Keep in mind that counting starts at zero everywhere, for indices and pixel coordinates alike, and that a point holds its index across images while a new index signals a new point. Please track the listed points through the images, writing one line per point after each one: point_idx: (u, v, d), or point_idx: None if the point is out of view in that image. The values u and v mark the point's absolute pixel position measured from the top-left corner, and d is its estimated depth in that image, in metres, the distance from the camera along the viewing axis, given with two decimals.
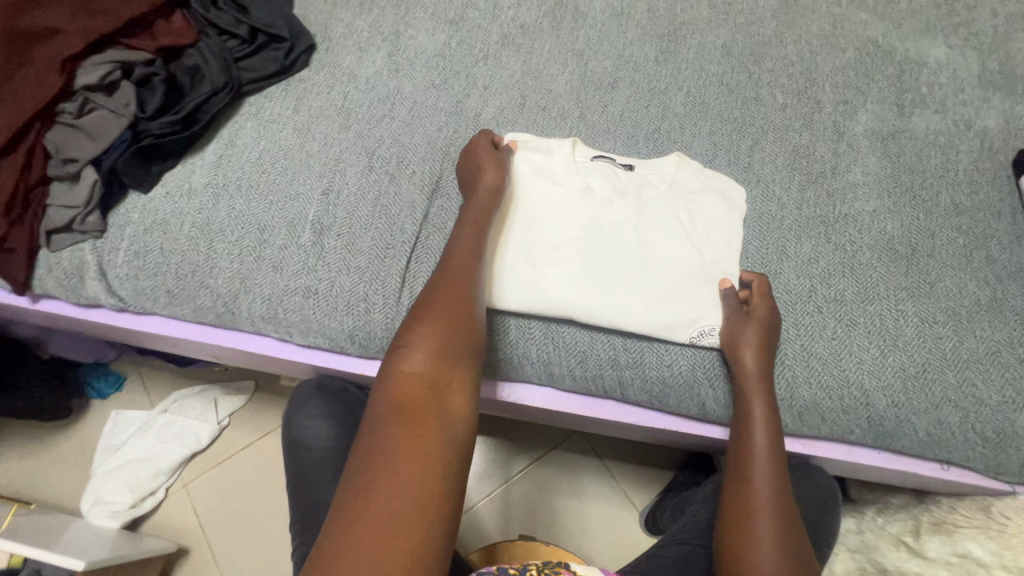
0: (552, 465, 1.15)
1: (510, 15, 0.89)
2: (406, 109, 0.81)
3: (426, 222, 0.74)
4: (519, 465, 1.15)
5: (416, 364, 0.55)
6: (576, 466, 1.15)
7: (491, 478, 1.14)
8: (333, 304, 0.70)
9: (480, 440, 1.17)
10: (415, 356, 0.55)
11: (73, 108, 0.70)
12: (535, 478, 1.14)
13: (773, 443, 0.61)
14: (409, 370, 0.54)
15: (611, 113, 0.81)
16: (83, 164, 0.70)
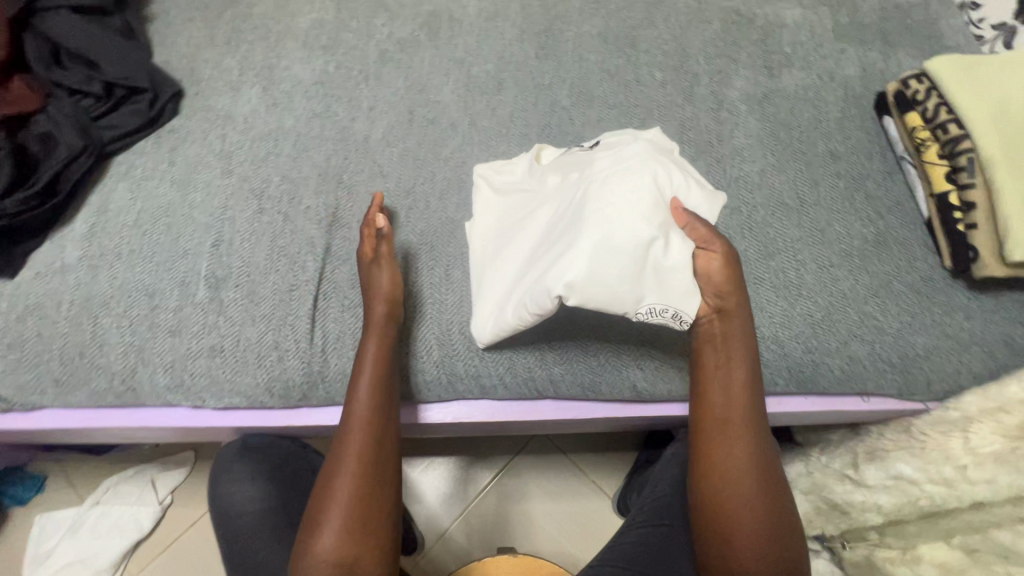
0: (513, 472, 1.14)
1: (385, 32, 0.87)
2: (291, 143, 0.78)
3: (328, 255, 0.71)
4: (483, 479, 1.13)
5: (331, 543, 0.54)
6: (537, 468, 1.15)
7: (460, 497, 1.12)
8: (243, 360, 0.66)
9: (443, 461, 1.14)
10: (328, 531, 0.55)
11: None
12: (504, 486, 1.13)
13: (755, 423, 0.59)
14: (322, 549, 0.54)
15: (500, 115, 0.80)
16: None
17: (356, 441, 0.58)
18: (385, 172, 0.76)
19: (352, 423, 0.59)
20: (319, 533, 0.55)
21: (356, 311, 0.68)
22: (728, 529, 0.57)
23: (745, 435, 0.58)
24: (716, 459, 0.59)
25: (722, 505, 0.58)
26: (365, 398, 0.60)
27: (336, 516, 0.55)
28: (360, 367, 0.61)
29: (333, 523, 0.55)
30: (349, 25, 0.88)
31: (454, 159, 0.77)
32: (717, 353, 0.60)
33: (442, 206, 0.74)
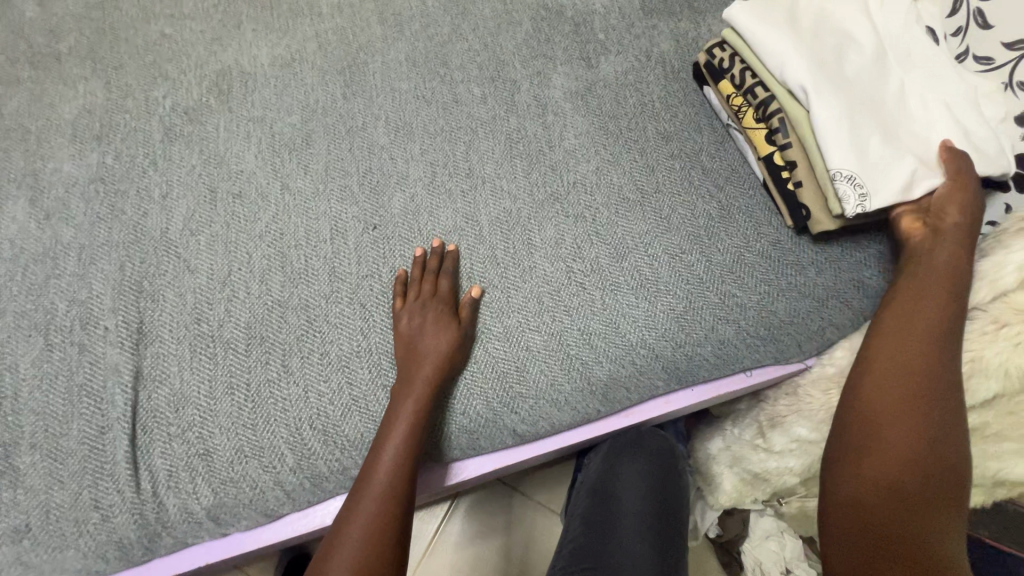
0: (454, 528, 1.08)
1: (168, 104, 0.77)
2: (74, 258, 0.67)
3: (137, 380, 0.61)
4: (426, 534, 1.07)
5: None
6: (477, 513, 1.09)
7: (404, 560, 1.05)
8: (58, 532, 0.56)
9: None
10: None
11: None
12: (449, 535, 1.07)
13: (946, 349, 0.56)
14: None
15: (314, 171, 0.73)
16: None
17: (363, 516, 0.55)
18: (192, 265, 0.67)
19: (365, 493, 0.56)
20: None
21: (185, 437, 0.59)
22: (885, 430, 0.56)
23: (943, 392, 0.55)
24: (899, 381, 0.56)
25: (891, 414, 0.56)
26: (382, 464, 0.57)
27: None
28: (392, 426, 0.58)
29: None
30: (124, 104, 0.77)
31: (270, 232, 0.69)
32: (923, 267, 0.60)
33: (265, 289, 0.66)
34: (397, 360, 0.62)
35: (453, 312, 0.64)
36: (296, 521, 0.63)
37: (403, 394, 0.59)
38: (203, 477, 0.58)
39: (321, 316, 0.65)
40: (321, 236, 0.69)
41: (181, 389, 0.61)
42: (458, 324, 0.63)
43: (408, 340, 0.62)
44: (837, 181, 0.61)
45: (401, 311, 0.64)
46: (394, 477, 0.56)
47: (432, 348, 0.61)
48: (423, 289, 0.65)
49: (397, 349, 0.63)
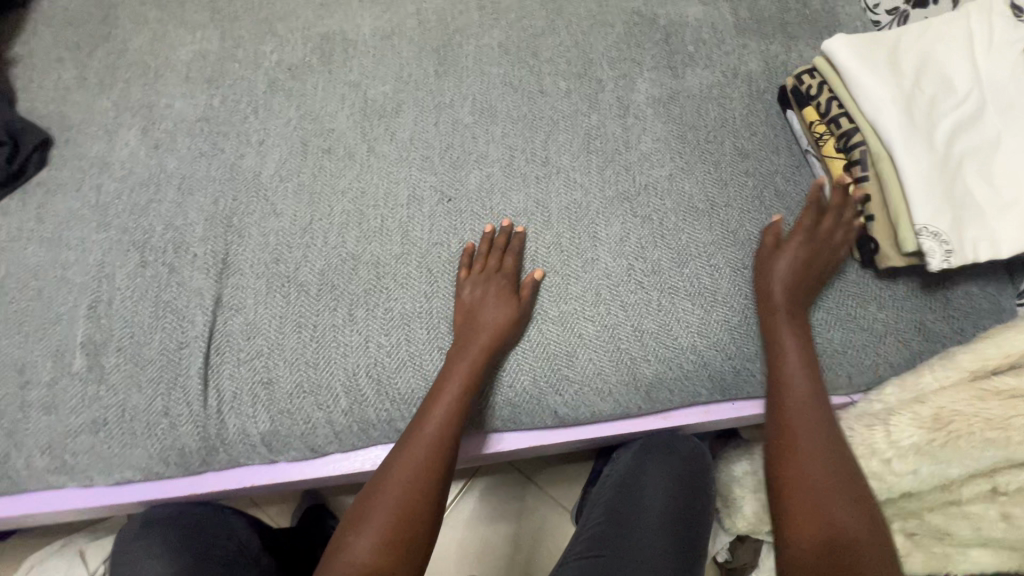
0: (468, 510, 1.10)
1: (274, 59, 0.83)
2: (174, 187, 0.72)
3: (217, 306, 0.66)
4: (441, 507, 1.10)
5: (370, 549, 0.53)
6: (491, 501, 1.11)
7: None
8: (130, 431, 0.61)
9: None
10: (369, 535, 0.54)
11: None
12: (462, 513, 1.10)
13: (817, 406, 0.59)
14: (356, 558, 0.53)
15: (400, 139, 0.77)
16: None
17: (410, 463, 0.58)
18: (279, 210, 0.71)
19: (415, 441, 0.59)
20: (356, 537, 0.54)
21: (252, 365, 0.64)
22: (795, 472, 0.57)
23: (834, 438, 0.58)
24: (784, 458, 0.58)
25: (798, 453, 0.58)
26: (433, 418, 0.60)
27: (371, 526, 0.54)
28: (444, 385, 0.61)
29: (374, 531, 0.54)
30: (235, 54, 0.83)
31: (351, 190, 0.73)
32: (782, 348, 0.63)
33: (342, 240, 0.70)
34: (455, 326, 0.65)
35: (513, 289, 0.67)
36: (337, 462, 0.67)
37: (461, 359, 0.62)
38: (263, 404, 0.63)
39: (390, 274, 0.68)
40: (398, 200, 0.72)
41: (254, 320, 0.65)
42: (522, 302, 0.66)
43: (467, 309, 0.65)
44: (922, 237, 0.61)
45: (466, 281, 0.67)
46: (445, 434, 0.59)
47: (497, 319, 0.64)
48: (487, 263, 0.68)
49: (456, 316, 0.65)
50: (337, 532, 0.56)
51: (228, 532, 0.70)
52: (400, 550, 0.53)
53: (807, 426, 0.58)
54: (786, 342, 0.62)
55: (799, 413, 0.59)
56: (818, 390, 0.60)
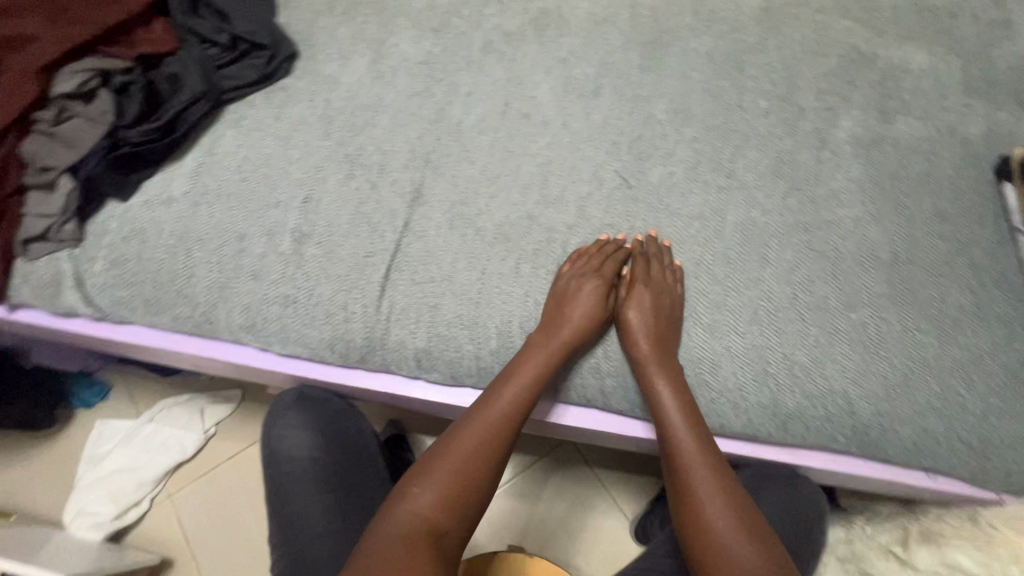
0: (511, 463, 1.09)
1: (494, 22, 0.89)
2: (389, 117, 0.80)
3: (403, 229, 0.73)
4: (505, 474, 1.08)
5: (429, 503, 0.59)
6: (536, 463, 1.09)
7: None
8: (313, 314, 0.70)
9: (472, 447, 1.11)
10: (432, 492, 0.59)
11: (43, 113, 0.69)
12: (524, 487, 1.07)
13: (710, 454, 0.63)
14: (416, 508, 0.58)
15: (594, 120, 0.80)
16: (42, 168, 0.69)
17: (477, 434, 0.63)
18: (472, 158, 0.77)
19: (477, 419, 0.64)
20: (419, 491, 0.60)
21: (423, 288, 0.70)
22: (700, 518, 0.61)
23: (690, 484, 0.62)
24: (687, 493, 0.62)
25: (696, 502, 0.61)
26: (510, 394, 0.65)
27: (434, 478, 0.60)
28: (523, 365, 0.65)
29: (435, 488, 0.60)
30: (461, 10, 0.90)
31: (540, 156, 0.77)
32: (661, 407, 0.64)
33: (523, 200, 0.75)
34: (544, 312, 0.68)
35: (604, 284, 0.69)
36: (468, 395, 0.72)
37: (540, 347, 0.66)
38: (425, 324, 0.69)
39: (559, 242, 0.72)
40: (581, 176, 0.76)
41: (432, 249, 0.72)
42: (644, 309, 0.67)
43: (562, 295, 0.68)
44: None
45: (567, 274, 0.69)
46: (513, 413, 0.64)
47: (586, 317, 0.67)
48: (598, 261, 0.70)
49: (547, 299, 0.69)
50: (398, 484, 0.61)
51: (358, 427, 0.80)
52: (454, 509, 0.59)
53: (698, 480, 0.62)
54: (663, 395, 0.64)
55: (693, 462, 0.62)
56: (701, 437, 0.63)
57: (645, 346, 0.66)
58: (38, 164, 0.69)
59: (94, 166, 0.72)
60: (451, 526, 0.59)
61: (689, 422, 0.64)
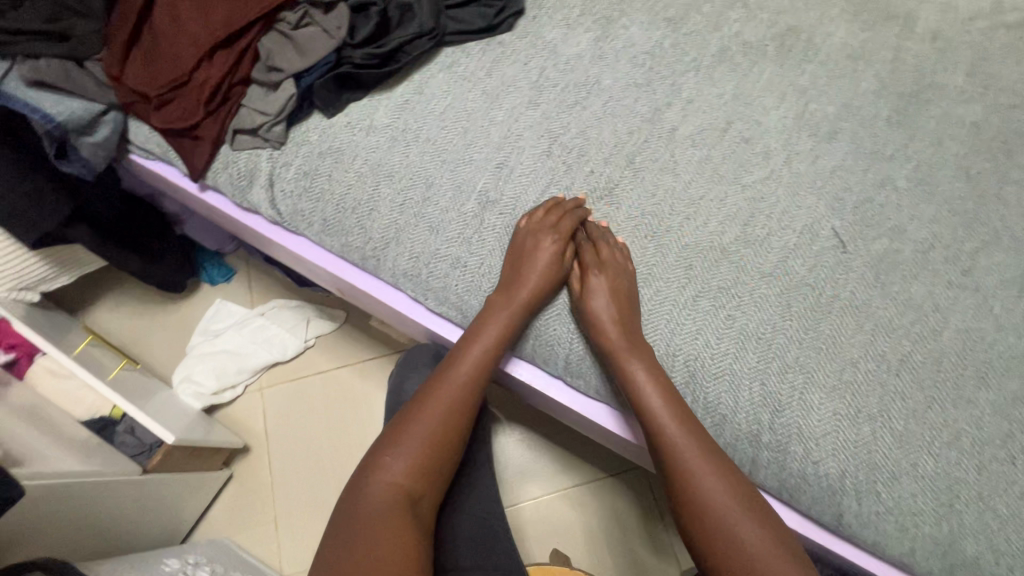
0: (561, 452, 1.15)
1: (735, 28, 0.80)
2: (600, 103, 0.76)
3: (587, 225, 0.69)
4: (591, 478, 1.12)
5: (401, 468, 0.58)
6: (586, 463, 1.14)
7: (563, 477, 1.13)
8: (479, 283, 0.69)
9: (566, 443, 1.15)
10: (402, 458, 0.59)
11: (288, 17, 0.71)
12: (604, 499, 1.11)
13: (708, 453, 0.58)
14: (392, 479, 0.57)
15: (821, 166, 0.72)
16: (272, 67, 0.71)
17: (444, 394, 0.62)
18: (678, 169, 0.72)
19: (439, 395, 0.62)
20: (392, 459, 0.59)
21: None
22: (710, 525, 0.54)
23: (696, 475, 0.56)
24: (689, 495, 0.56)
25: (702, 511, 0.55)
26: (469, 362, 0.64)
27: (408, 448, 0.59)
28: (487, 323, 0.65)
29: (406, 454, 0.59)
30: (702, 6, 0.82)
31: (752, 189, 0.70)
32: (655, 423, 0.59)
33: (721, 231, 0.68)
34: (502, 277, 0.67)
35: (563, 246, 0.66)
36: (603, 412, 0.70)
37: (500, 311, 0.65)
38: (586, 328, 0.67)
39: (749, 286, 0.66)
40: (792, 224, 0.68)
41: None
42: (620, 291, 0.64)
43: (522, 257, 0.66)
44: None
45: (527, 230, 0.67)
46: (480, 370, 0.64)
47: (544, 274, 0.65)
48: (550, 218, 0.67)
49: (505, 262, 0.67)
50: (371, 454, 0.61)
51: None
52: (427, 473, 0.59)
53: (702, 491, 0.56)
54: (639, 377, 0.61)
55: (689, 464, 0.57)
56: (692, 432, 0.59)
57: (615, 336, 0.62)
58: (269, 63, 0.71)
59: (313, 76, 0.72)
60: (424, 490, 0.59)
61: (680, 419, 0.59)
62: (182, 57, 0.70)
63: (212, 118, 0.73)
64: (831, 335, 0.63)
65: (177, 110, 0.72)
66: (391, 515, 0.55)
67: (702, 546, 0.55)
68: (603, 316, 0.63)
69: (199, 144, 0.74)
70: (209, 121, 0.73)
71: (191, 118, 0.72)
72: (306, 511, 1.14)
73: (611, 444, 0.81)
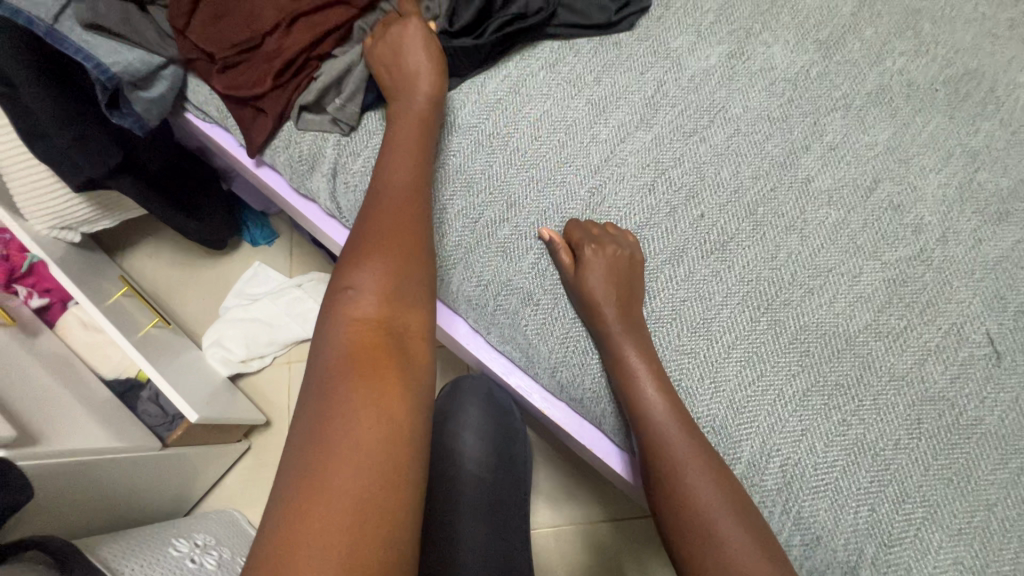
0: (591, 487, 1.07)
1: (900, 64, 0.67)
2: (724, 134, 0.64)
3: (687, 281, 0.59)
4: (622, 521, 1.05)
5: (368, 299, 0.48)
6: (619, 503, 1.06)
7: (591, 514, 1.05)
8: (550, 328, 0.60)
9: (598, 478, 1.07)
10: (363, 288, 0.49)
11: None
12: (631, 546, 1.03)
13: (699, 447, 0.52)
14: (360, 312, 0.48)
15: (983, 253, 0.59)
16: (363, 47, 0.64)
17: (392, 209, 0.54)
18: (806, 230, 0.60)
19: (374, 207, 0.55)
20: (354, 291, 0.49)
21: (679, 360, 0.57)
22: (703, 529, 0.49)
23: (683, 470, 0.51)
24: (678, 492, 0.51)
25: (692, 515, 0.49)
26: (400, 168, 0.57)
27: (371, 268, 0.50)
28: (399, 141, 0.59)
29: (369, 281, 0.49)
30: (863, 30, 0.68)
31: (893, 269, 0.59)
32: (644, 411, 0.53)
33: (850, 313, 0.58)
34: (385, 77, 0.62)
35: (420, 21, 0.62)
36: None
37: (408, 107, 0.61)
38: None
39: (872, 389, 0.55)
40: (937, 320, 0.57)
41: (711, 319, 0.58)
42: (619, 264, 0.57)
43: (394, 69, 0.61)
44: None
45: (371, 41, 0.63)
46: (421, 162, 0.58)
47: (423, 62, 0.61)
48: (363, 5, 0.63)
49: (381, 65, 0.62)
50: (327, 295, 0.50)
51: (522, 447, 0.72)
52: (393, 293, 0.50)
53: (693, 484, 0.50)
54: (627, 350, 0.55)
55: (679, 458, 0.51)
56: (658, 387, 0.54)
57: (612, 316, 0.56)
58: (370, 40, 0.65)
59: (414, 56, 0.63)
60: (397, 316, 0.49)
61: (668, 401, 0.54)
62: (261, 20, 0.63)
63: (278, 91, 0.64)
64: (967, 468, 0.53)
65: (244, 75, 0.64)
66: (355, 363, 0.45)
67: (683, 544, 0.49)
68: (596, 282, 0.56)
69: (261, 118, 0.65)
70: (275, 95, 0.64)
71: (257, 88, 0.63)
72: None
73: None
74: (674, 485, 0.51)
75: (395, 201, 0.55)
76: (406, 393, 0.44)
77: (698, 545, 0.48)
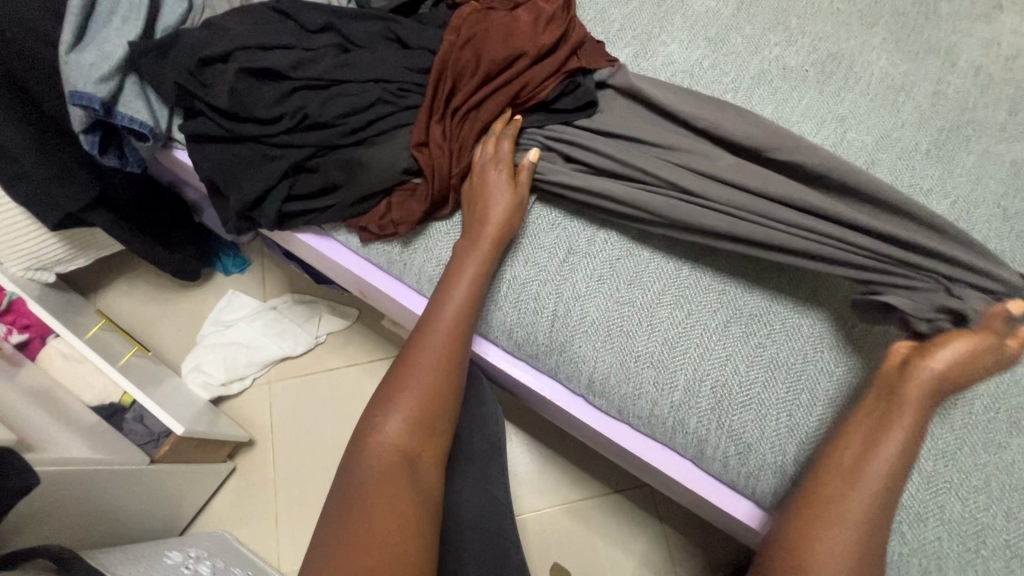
0: (568, 464, 1.13)
1: (776, 52, 0.80)
2: None
3: (617, 242, 0.69)
4: (595, 492, 1.11)
5: (396, 428, 0.56)
6: (595, 478, 1.12)
7: (568, 488, 1.11)
8: (504, 294, 0.70)
9: (573, 455, 1.14)
10: (396, 416, 0.57)
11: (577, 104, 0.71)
12: (607, 515, 1.09)
13: (886, 500, 0.50)
14: (385, 438, 0.56)
15: None
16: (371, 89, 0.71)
17: (434, 342, 0.61)
18: None
19: (427, 338, 0.62)
20: (386, 417, 0.57)
21: (622, 307, 0.66)
22: (823, 529, 0.49)
23: (858, 484, 0.51)
24: (830, 499, 0.51)
25: (827, 513, 0.50)
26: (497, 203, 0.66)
27: (401, 404, 0.57)
28: (462, 269, 0.65)
29: (399, 412, 0.57)
30: (743, 28, 0.81)
31: None
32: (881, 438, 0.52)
33: None
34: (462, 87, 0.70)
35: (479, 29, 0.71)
36: (628, 436, 0.68)
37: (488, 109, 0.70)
38: (615, 348, 0.66)
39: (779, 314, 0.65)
40: None
41: (642, 273, 0.67)
42: (985, 363, 0.54)
43: (477, 194, 0.68)
44: None
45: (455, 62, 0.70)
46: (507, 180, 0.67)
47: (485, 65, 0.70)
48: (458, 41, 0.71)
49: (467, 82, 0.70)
50: (365, 414, 0.59)
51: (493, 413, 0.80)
52: (423, 416, 0.57)
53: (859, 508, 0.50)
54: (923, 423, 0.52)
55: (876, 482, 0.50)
56: (894, 463, 0.51)
57: (932, 384, 0.53)
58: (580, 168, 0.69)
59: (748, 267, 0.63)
60: (422, 447, 0.56)
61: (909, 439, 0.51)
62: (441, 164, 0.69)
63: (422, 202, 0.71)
64: None
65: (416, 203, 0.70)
66: (383, 485, 0.52)
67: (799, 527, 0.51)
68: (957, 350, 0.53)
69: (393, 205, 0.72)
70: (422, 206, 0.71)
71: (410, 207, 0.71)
72: (306, 508, 1.13)
73: (628, 464, 0.79)
74: (837, 493, 0.51)
75: (439, 324, 0.62)
76: (415, 488, 0.53)
77: (812, 532, 0.50)
